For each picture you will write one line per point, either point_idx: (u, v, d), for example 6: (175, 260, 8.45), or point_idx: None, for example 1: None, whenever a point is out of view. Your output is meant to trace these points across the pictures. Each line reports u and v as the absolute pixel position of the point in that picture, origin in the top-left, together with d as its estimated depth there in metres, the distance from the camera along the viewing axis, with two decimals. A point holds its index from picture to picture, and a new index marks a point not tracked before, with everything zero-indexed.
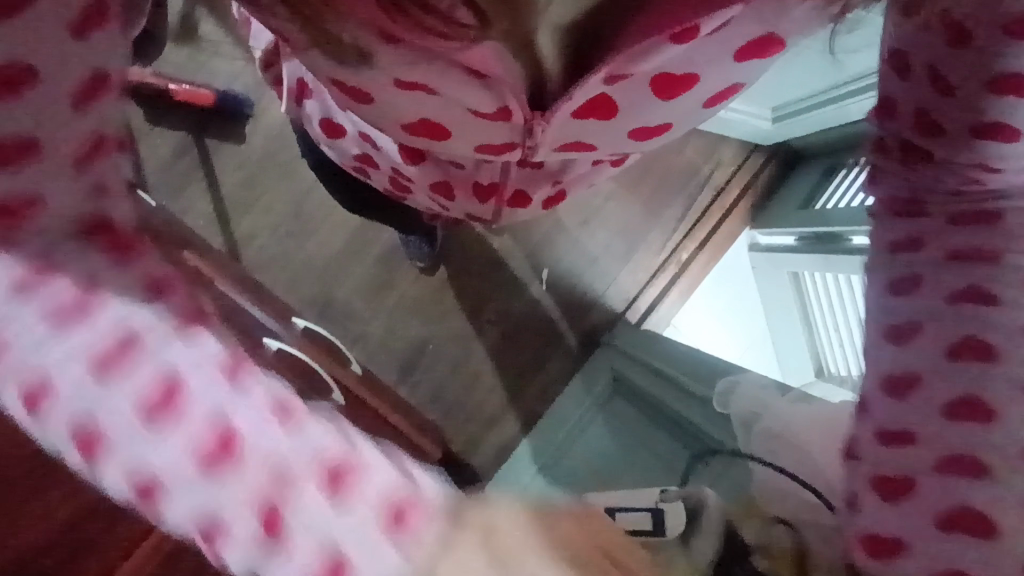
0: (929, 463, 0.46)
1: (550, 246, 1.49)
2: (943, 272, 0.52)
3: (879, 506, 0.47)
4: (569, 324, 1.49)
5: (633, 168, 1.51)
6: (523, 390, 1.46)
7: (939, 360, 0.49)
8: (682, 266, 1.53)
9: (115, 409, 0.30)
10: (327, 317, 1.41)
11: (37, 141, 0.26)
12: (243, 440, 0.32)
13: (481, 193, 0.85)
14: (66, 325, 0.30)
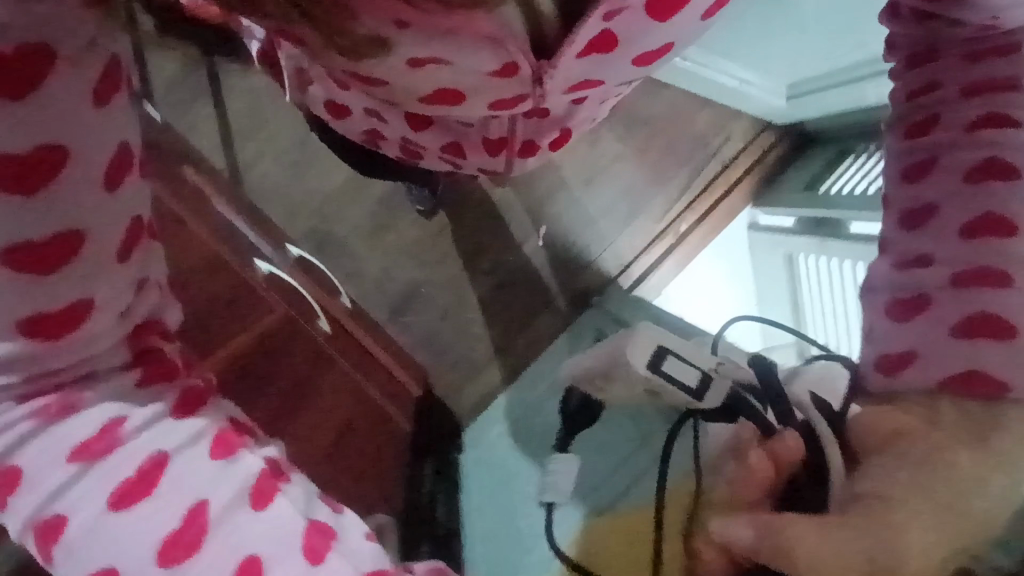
0: (938, 284, 0.53)
1: (551, 201, 1.34)
2: (959, 107, 0.57)
3: (893, 326, 0.54)
4: (557, 284, 1.34)
5: (637, 133, 1.37)
6: (508, 353, 1.32)
7: (953, 191, 0.54)
8: (679, 237, 1.38)
9: (160, 525, 0.40)
10: (322, 251, 1.27)
11: (78, 234, 0.39)
12: (275, 551, 0.41)
13: (492, 148, 0.79)
14: (138, 472, 0.41)
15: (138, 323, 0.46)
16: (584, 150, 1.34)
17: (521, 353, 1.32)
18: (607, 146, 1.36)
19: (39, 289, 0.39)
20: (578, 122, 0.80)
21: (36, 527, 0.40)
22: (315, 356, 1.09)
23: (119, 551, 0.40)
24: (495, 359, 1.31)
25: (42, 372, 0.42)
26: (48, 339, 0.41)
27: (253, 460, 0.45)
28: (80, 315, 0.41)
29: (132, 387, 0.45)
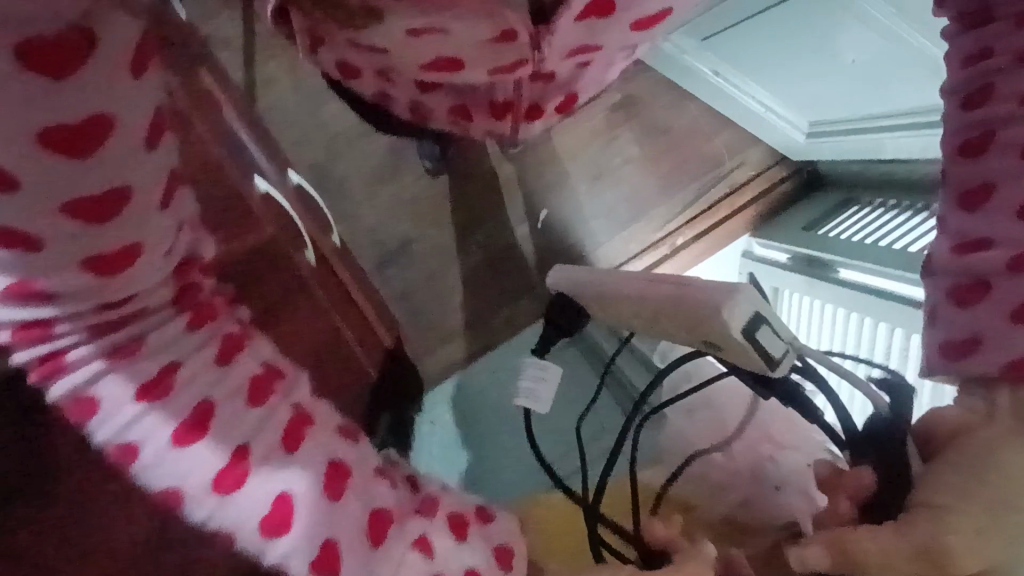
0: (1003, 265, 0.48)
1: (555, 188, 1.31)
2: (1013, 83, 0.51)
3: (954, 312, 0.50)
4: (544, 271, 1.32)
5: (655, 141, 1.31)
6: (483, 326, 1.31)
7: (1004, 171, 0.49)
8: (673, 251, 1.31)
9: (196, 471, 0.39)
10: (324, 187, 1.28)
11: (126, 193, 0.32)
12: (300, 489, 0.41)
13: (497, 113, 0.79)
14: (192, 427, 0.38)
15: (178, 262, 0.39)
16: (598, 146, 1.30)
17: (498, 328, 1.32)
18: (623, 146, 1.31)
19: (87, 235, 0.32)
20: (583, 89, 0.80)
21: (113, 447, 0.39)
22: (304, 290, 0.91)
23: (181, 477, 0.39)
24: (466, 341, 1.31)
25: (101, 304, 0.35)
26: (107, 274, 0.34)
27: (286, 409, 0.43)
28: (127, 258, 0.34)
29: (179, 333, 0.39)
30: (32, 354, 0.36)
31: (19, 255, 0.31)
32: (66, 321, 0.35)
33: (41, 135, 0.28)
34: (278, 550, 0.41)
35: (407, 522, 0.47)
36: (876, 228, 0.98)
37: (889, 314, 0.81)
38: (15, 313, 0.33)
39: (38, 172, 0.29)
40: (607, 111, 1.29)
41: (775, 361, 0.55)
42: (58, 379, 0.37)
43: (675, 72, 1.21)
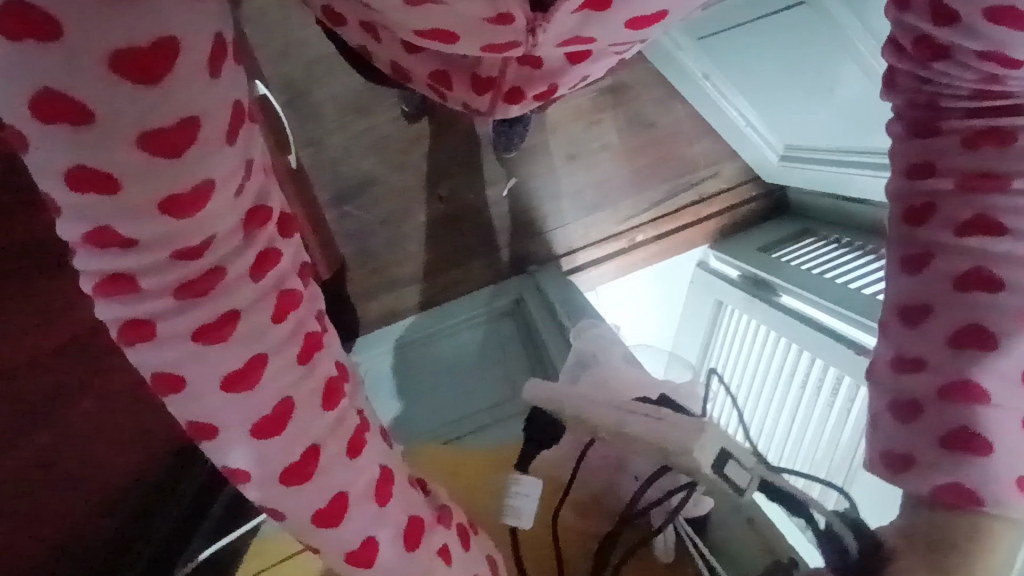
0: (931, 394, 0.41)
1: (529, 161, 1.30)
2: (957, 202, 0.44)
3: (892, 427, 0.42)
4: (506, 239, 1.31)
5: (637, 135, 1.31)
6: (433, 281, 1.30)
7: (946, 291, 0.43)
8: (630, 245, 1.34)
9: (268, 457, 0.37)
10: (293, 108, 1.23)
11: (198, 121, 0.28)
12: (356, 487, 0.40)
13: (479, 88, 0.67)
14: (271, 421, 0.36)
15: (248, 208, 0.33)
16: (579, 127, 1.30)
17: (447, 287, 1.30)
18: (604, 132, 1.30)
19: (163, 173, 0.29)
20: (566, 82, 0.69)
21: (187, 423, 0.36)
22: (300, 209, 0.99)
23: (250, 461, 0.37)
24: (421, 290, 1.29)
25: (179, 253, 0.31)
26: (179, 218, 0.30)
27: (327, 365, 0.39)
28: (202, 192, 0.30)
29: (258, 298, 0.34)
30: (118, 316, 0.33)
31: (95, 199, 0.29)
32: (149, 277, 0.32)
33: (112, 61, 0.26)
34: (326, 537, 0.41)
35: (435, 532, 0.46)
36: (827, 262, 1.04)
37: (819, 348, 0.88)
38: (101, 259, 0.31)
39: (111, 99, 0.26)
40: (595, 94, 1.29)
41: (744, 493, 0.48)
42: (138, 346, 0.34)
43: (670, 71, 1.22)
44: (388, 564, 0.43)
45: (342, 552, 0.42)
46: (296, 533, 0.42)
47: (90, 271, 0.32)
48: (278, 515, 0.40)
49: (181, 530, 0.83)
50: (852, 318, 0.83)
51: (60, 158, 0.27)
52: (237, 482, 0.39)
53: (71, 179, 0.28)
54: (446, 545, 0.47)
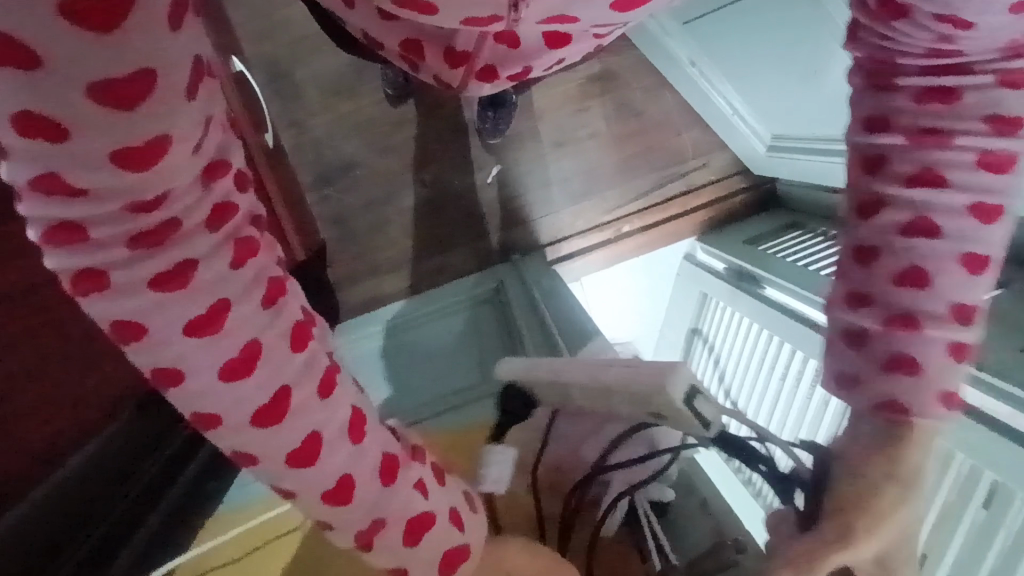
0: (876, 325, 0.41)
1: (517, 147, 1.28)
2: (906, 158, 0.41)
3: (840, 354, 0.42)
4: (496, 223, 1.29)
5: (624, 123, 1.30)
6: (420, 263, 1.27)
7: (892, 236, 0.41)
8: (617, 237, 1.33)
9: (229, 406, 0.34)
10: (276, 89, 1.20)
11: (151, 72, 0.26)
12: (331, 429, 0.37)
13: (451, 63, 0.56)
14: (240, 366, 0.33)
15: (207, 162, 0.30)
16: (567, 114, 1.28)
17: (433, 271, 1.28)
18: (591, 119, 1.29)
19: (114, 124, 0.26)
20: (543, 64, 0.59)
21: (150, 371, 0.33)
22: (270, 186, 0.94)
23: (225, 405, 0.34)
24: (410, 274, 1.27)
25: (137, 205, 0.29)
26: (136, 171, 0.27)
27: (296, 308, 0.36)
28: (156, 147, 0.27)
29: (222, 253, 0.32)
30: (69, 266, 0.29)
31: (43, 146, 0.26)
32: (102, 228, 0.29)
33: (63, 8, 0.23)
34: (299, 481, 0.37)
35: (412, 467, 0.42)
36: (814, 256, 1.03)
37: (801, 341, 0.87)
38: (48, 208, 0.28)
39: (62, 45, 0.24)
40: (583, 81, 1.27)
41: (709, 428, 0.49)
42: (94, 296, 0.30)
43: (657, 58, 1.21)
44: (364, 519, 0.40)
45: (324, 519, 0.40)
46: (269, 480, 0.38)
47: (37, 215, 0.28)
48: (249, 459, 0.36)
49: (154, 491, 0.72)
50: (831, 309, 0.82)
51: (5, 101, 0.24)
52: (205, 429, 0.35)
53: (17, 123, 0.25)
54: (423, 478, 0.43)
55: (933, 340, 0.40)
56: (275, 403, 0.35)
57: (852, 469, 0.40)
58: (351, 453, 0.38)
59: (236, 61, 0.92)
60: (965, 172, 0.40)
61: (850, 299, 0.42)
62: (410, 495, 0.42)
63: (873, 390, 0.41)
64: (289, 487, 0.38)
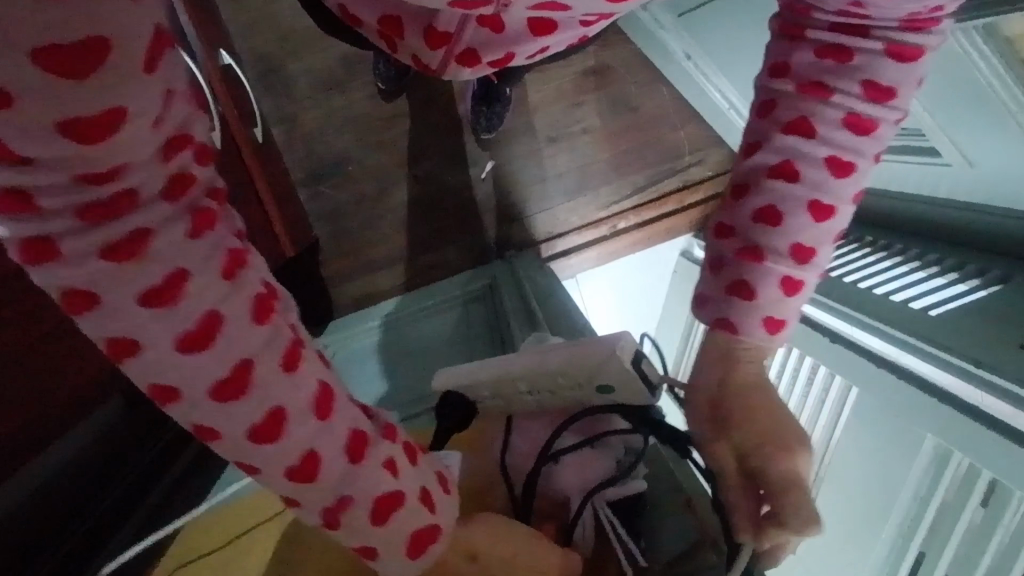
0: (729, 254, 0.44)
1: (512, 143, 1.26)
2: (793, 104, 0.42)
3: (704, 281, 0.46)
4: (491, 220, 1.28)
5: (619, 118, 1.28)
6: (413, 260, 1.26)
7: (759, 175, 0.43)
8: (613, 233, 1.31)
9: (226, 428, 0.33)
10: (266, 83, 1.18)
11: (108, 44, 0.24)
12: (327, 447, 0.36)
13: (431, 43, 0.54)
14: (197, 335, 0.31)
15: (169, 135, 0.28)
16: (562, 109, 1.26)
17: (428, 269, 1.27)
18: (585, 114, 1.27)
19: (63, 94, 0.24)
20: (528, 51, 0.57)
21: (101, 343, 0.30)
22: (256, 183, 0.94)
23: (225, 426, 0.33)
24: (406, 269, 1.26)
25: (88, 171, 0.26)
26: (89, 143, 0.25)
27: (256, 279, 0.33)
28: (111, 118, 0.25)
29: (178, 224, 0.29)
30: (14, 234, 0.27)
31: None
32: (53, 196, 0.26)
33: None
34: (290, 496, 0.37)
35: None
36: None
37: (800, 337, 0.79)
38: None
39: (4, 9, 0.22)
40: (578, 76, 1.26)
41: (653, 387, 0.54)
42: (40, 266, 0.28)
43: (651, 50, 1.20)
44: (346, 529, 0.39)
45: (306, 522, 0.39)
46: None
47: None
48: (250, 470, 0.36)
49: (127, 501, 0.67)
50: (820, 300, 0.76)
51: None
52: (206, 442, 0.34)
53: None
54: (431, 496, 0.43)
55: (768, 276, 0.43)
56: (269, 429, 0.34)
57: (722, 379, 0.45)
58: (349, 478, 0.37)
59: (224, 55, 0.91)
60: (832, 128, 0.41)
61: (716, 230, 0.46)
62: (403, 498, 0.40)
63: (715, 311, 0.45)
64: (278, 488, 0.36)
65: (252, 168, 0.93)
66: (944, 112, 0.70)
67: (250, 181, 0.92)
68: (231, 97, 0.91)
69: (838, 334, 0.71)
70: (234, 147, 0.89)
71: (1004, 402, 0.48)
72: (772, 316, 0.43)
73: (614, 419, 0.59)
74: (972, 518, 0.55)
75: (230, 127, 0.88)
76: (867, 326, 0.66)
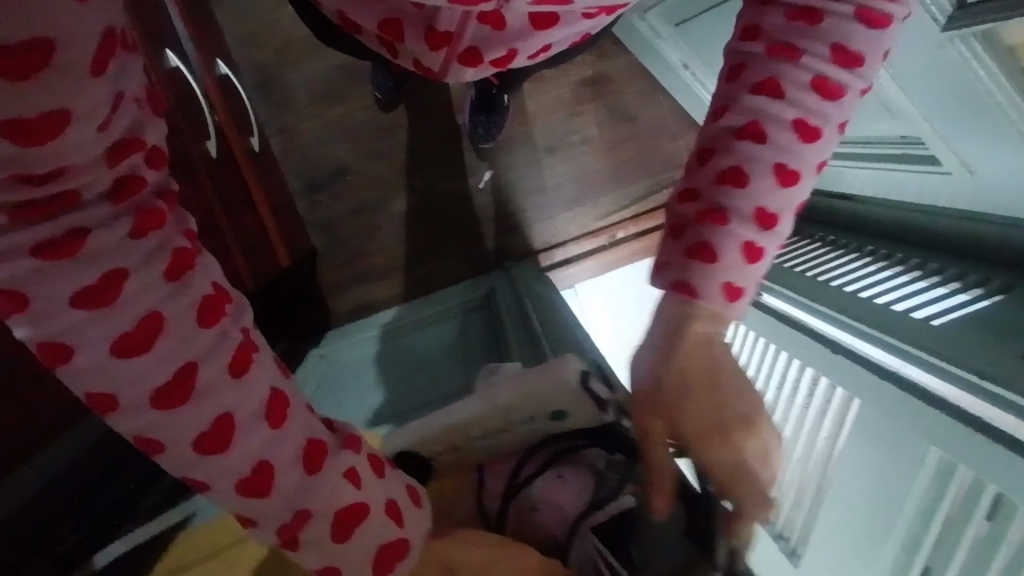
0: (692, 217, 0.40)
1: (509, 153, 1.26)
2: (762, 65, 0.39)
3: (663, 247, 0.42)
4: (489, 230, 1.27)
5: (617, 128, 1.28)
6: (411, 270, 1.26)
7: (725, 137, 0.39)
8: (612, 243, 1.31)
9: (168, 436, 0.32)
10: (263, 93, 1.18)
11: (51, 45, 0.24)
12: (281, 457, 0.35)
13: (432, 43, 0.52)
14: (136, 339, 0.30)
15: (116, 139, 0.28)
16: (560, 118, 1.26)
17: (425, 279, 1.26)
18: (583, 124, 1.27)
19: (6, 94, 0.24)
20: (529, 48, 0.56)
21: (35, 348, 0.30)
22: (252, 194, 0.93)
23: (171, 437, 0.32)
24: (403, 279, 1.26)
25: (22, 175, 0.26)
26: (30, 145, 0.25)
27: (206, 282, 0.33)
28: (56, 122, 0.25)
29: (116, 225, 0.29)
30: None
31: None
32: None
33: None
34: (250, 513, 0.36)
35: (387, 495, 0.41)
36: (809, 258, 0.99)
37: (797, 350, 0.77)
38: None
39: None
40: (576, 86, 1.25)
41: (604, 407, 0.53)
42: None
43: (648, 58, 1.20)
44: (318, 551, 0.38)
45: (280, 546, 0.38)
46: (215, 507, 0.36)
47: None
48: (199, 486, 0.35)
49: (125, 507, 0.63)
50: (822, 312, 0.75)
51: None
52: (151, 455, 0.33)
53: None
54: (398, 503, 0.41)
55: (729, 240, 0.39)
56: (216, 434, 0.33)
57: (677, 367, 0.42)
58: (316, 495, 0.36)
59: (222, 66, 0.91)
60: (799, 90, 0.38)
61: (678, 193, 0.41)
62: (380, 519, 0.39)
63: (671, 275, 0.40)
64: (248, 509, 0.35)
65: (250, 176, 0.93)
66: (947, 122, 0.69)
67: (247, 191, 0.92)
68: (227, 107, 0.91)
69: (839, 344, 0.69)
70: (230, 158, 0.88)
71: (1008, 413, 0.48)
72: (732, 283, 0.40)
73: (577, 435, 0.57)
74: (977, 532, 0.54)
75: (226, 137, 0.88)
76: (861, 332, 0.67)
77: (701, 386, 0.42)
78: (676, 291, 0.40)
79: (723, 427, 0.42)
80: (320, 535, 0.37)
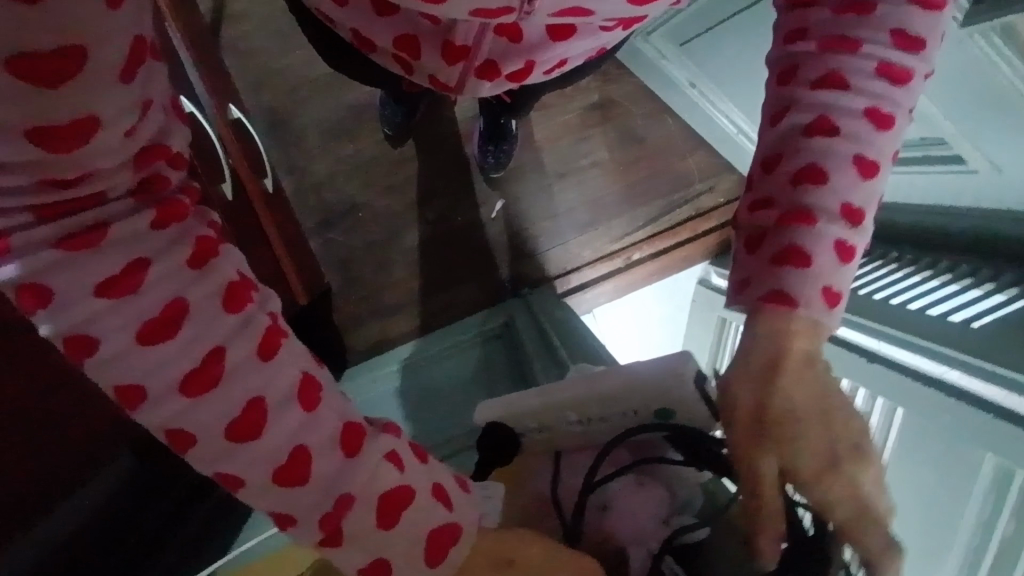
0: (774, 221, 0.38)
1: (519, 179, 1.26)
2: (818, 62, 0.39)
3: (744, 259, 0.39)
4: (504, 259, 1.25)
5: (626, 150, 1.28)
6: (426, 304, 1.24)
7: (795, 137, 0.38)
8: (628, 264, 1.28)
9: (198, 425, 0.31)
10: (275, 136, 1.20)
11: (82, 51, 0.25)
12: (318, 440, 0.33)
13: (449, 58, 0.52)
14: (160, 323, 0.29)
15: (143, 146, 0.29)
16: (569, 142, 1.27)
17: (440, 312, 1.23)
18: (592, 147, 1.28)
19: (33, 100, 0.25)
20: (546, 61, 0.56)
21: (59, 343, 0.29)
22: (265, 228, 0.93)
23: (200, 428, 0.31)
24: (419, 312, 1.23)
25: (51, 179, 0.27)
26: (60, 152, 0.26)
27: (231, 268, 0.32)
28: (83, 129, 0.26)
29: (137, 219, 0.29)
30: None
31: None
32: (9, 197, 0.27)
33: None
34: (287, 506, 0.33)
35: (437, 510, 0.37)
36: None
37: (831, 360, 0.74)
38: None
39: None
40: (582, 111, 1.28)
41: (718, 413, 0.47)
42: None
43: (651, 79, 1.21)
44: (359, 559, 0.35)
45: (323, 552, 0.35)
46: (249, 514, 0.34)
47: None
48: (232, 482, 0.33)
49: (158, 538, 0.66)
50: (864, 325, 0.72)
51: None
52: (180, 450, 0.32)
53: None
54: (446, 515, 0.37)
55: (823, 239, 0.37)
56: (248, 417, 0.31)
57: (745, 364, 0.39)
58: (357, 493, 0.34)
59: (233, 110, 0.92)
60: (864, 79, 0.38)
61: (752, 203, 0.40)
62: (424, 517, 0.36)
63: (762, 285, 0.38)
64: (286, 507, 0.33)
65: (259, 209, 0.92)
66: (967, 119, 0.68)
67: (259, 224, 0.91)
68: (239, 143, 0.91)
69: (879, 355, 0.66)
70: (241, 194, 0.88)
71: None
72: (829, 286, 0.37)
73: (664, 447, 0.51)
74: None
75: (238, 173, 0.87)
76: (898, 339, 0.66)
77: (802, 390, 0.39)
78: (769, 301, 0.38)
79: (829, 453, 0.38)
80: (363, 545, 0.34)
